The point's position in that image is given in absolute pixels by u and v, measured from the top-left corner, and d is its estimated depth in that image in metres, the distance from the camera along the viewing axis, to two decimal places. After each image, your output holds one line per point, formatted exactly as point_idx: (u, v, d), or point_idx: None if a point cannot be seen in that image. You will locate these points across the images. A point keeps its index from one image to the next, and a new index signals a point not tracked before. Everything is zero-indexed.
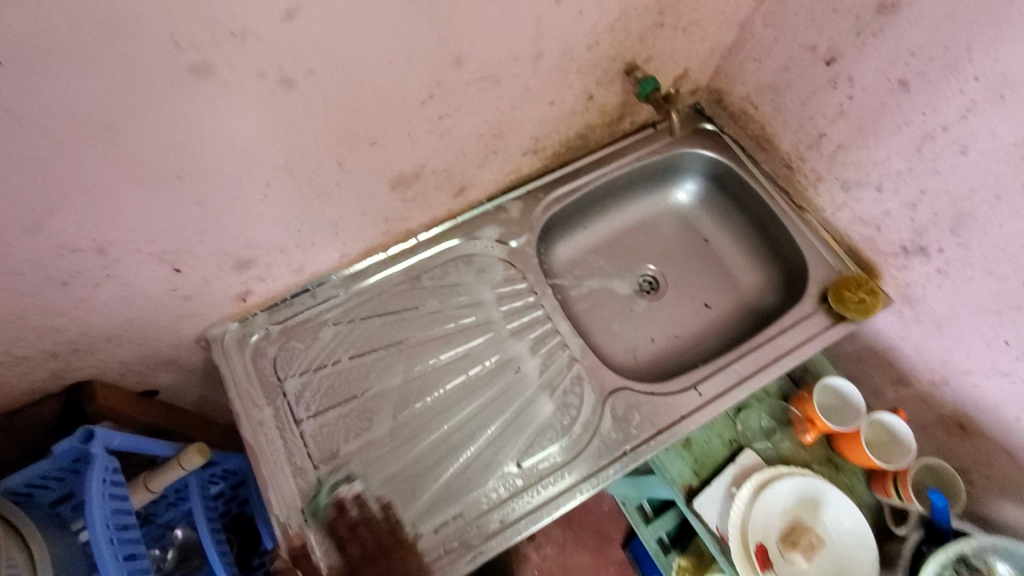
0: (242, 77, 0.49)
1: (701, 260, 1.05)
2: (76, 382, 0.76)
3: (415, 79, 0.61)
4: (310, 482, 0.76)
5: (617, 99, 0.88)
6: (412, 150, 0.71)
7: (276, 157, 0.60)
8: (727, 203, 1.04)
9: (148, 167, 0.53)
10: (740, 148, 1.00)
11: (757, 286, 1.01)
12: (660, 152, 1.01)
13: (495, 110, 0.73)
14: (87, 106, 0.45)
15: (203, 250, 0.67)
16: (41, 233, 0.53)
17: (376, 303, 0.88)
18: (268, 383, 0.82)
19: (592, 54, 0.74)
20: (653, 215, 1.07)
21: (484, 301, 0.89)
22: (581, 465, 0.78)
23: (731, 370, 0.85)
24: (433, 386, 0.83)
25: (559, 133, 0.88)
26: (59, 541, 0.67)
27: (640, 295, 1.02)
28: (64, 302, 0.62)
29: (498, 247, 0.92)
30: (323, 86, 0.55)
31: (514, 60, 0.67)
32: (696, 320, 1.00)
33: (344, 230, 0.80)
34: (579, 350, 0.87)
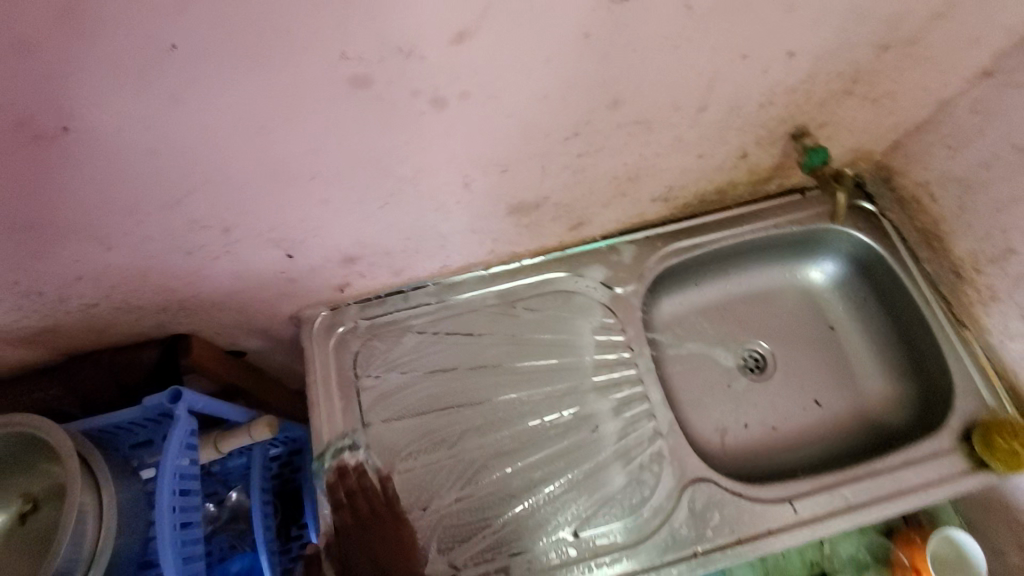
0: (395, 93, 0.47)
1: (822, 350, 0.93)
2: (177, 333, 0.80)
3: (566, 115, 0.56)
4: (364, 489, 0.76)
5: (771, 161, 0.78)
6: (541, 181, 0.67)
7: (407, 170, 0.58)
8: (867, 293, 0.91)
9: (288, 166, 0.52)
10: (901, 238, 0.87)
11: (883, 396, 0.88)
12: (802, 223, 0.90)
13: (638, 155, 0.67)
14: (246, 104, 0.44)
15: (317, 242, 0.67)
16: (180, 209, 0.54)
17: (465, 321, 0.85)
18: (346, 377, 0.82)
19: (761, 113, 0.66)
20: (776, 288, 0.97)
21: (575, 345, 0.83)
22: (640, 555, 0.71)
23: (837, 493, 0.74)
24: (504, 423, 0.79)
25: (697, 186, 0.80)
26: (130, 488, 0.69)
27: (742, 372, 0.92)
28: (183, 269, 0.64)
29: (601, 289, 0.86)
30: (471, 112, 0.52)
31: (675, 109, 0.60)
32: (801, 416, 0.89)
33: (452, 244, 0.77)
34: (666, 424, 0.79)
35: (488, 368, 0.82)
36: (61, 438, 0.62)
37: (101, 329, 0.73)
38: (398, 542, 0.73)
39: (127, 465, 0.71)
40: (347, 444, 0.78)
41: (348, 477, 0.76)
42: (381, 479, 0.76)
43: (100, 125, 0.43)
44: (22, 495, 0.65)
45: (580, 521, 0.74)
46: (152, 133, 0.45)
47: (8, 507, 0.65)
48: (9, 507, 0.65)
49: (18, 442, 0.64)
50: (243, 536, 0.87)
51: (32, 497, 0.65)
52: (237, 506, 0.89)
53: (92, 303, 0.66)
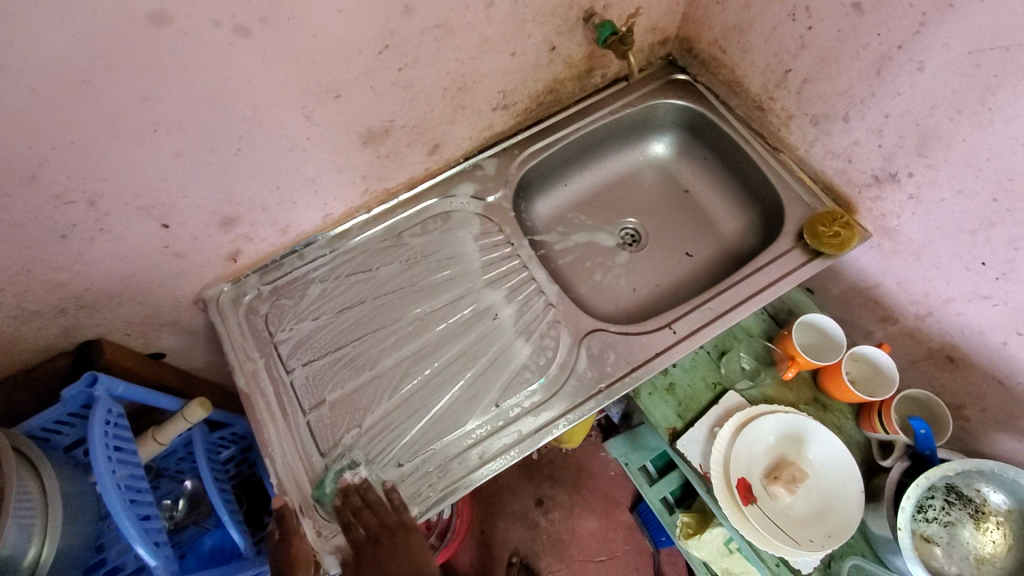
0: (198, 25, 0.54)
1: (682, 211, 1.06)
2: (85, 340, 0.82)
3: (368, 28, 0.65)
4: (301, 425, 0.81)
5: (582, 51, 0.90)
6: (377, 104, 0.75)
7: (244, 108, 0.65)
8: (705, 154, 1.05)
9: (127, 120, 0.58)
10: (714, 95, 1.01)
11: (738, 232, 1.01)
12: (634, 104, 1.02)
13: (455, 61, 0.77)
14: (63, 57, 0.50)
15: (189, 204, 0.72)
16: (37, 183, 0.58)
17: (359, 261, 0.92)
18: (261, 338, 0.87)
19: (547, 1, 0.77)
20: (633, 169, 1.09)
21: (463, 255, 0.92)
22: (557, 403, 0.81)
23: (706, 308, 0.86)
24: (414, 336, 0.87)
25: (527, 87, 0.91)
26: (73, 478, 0.73)
27: (622, 247, 1.04)
28: (65, 256, 0.68)
29: (473, 202, 0.95)
30: (277, 35, 0.59)
31: (465, 8, 0.70)
32: (678, 268, 1.01)
33: (324, 188, 0.84)
34: (556, 296, 0.89)
35: (389, 294, 0.90)
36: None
37: (6, 348, 0.76)
38: (405, 554, 0.73)
39: (65, 460, 0.74)
40: (277, 393, 0.83)
41: (283, 420, 0.81)
42: (314, 413, 0.82)
43: None
44: None
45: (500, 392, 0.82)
46: None
47: None
48: None
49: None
50: (206, 517, 0.93)
51: None
52: (193, 493, 0.94)
53: None
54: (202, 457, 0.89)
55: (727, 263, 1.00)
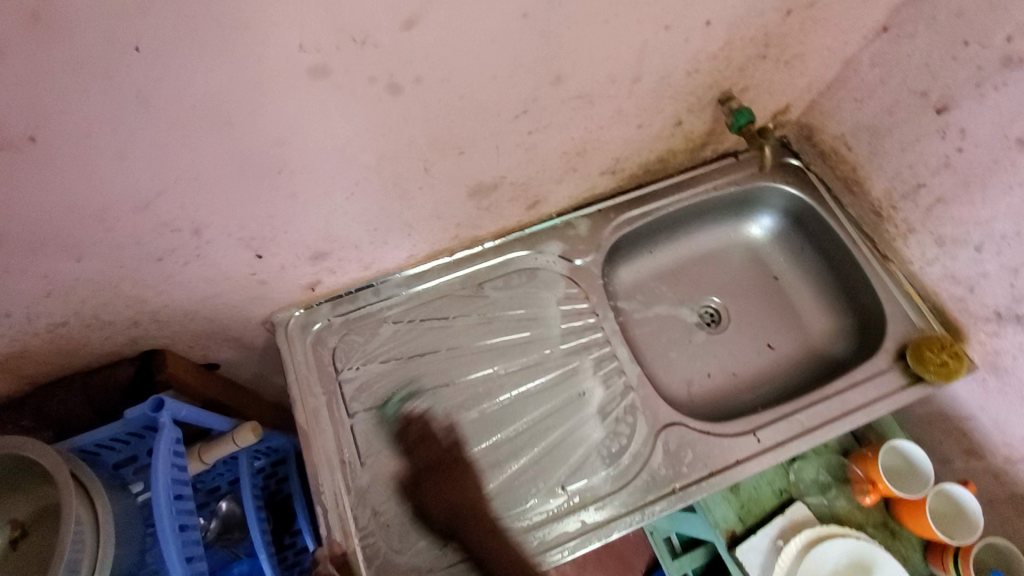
0: (355, 82, 0.50)
1: (768, 299, 1.01)
2: (149, 349, 0.80)
3: (515, 94, 0.61)
4: (357, 478, 0.77)
5: (705, 127, 0.85)
6: (496, 161, 0.71)
7: (369, 158, 0.61)
8: (803, 245, 1.00)
9: (255, 161, 0.55)
10: (826, 188, 0.96)
11: (826, 333, 0.97)
12: (739, 184, 0.97)
13: (584, 129, 0.72)
14: (213, 100, 0.46)
15: (287, 238, 0.69)
16: (149, 212, 0.55)
17: (436, 306, 0.88)
18: (326, 372, 0.84)
19: (690, 81, 0.72)
20: (724, 246, 1.04)
21: (544, 317, 0.88)
22: (626, 498, 0.76)
23: (794, 420, 0.82)
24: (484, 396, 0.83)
25: (641, 156, 0.86)
26: (121, 502, 0.69)
27: (700, 326, 1.00)
28: (155, 276, 0.65)
29: (561, 262, 0.91)
30: (425, 95, 0.55)
31: (612, 81, 0.66)
32: (757, 360, 0.96)
33: (417, 232, 0.80)
34: (636, 379, 0.84)
35: (463, 345, 0.86)
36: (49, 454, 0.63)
37: (72, 351, 0.73)
38: (464, 480, 0.74)
39: (116, 481, 0.71)
40: (335, 437, 0.80)
41: (339, 466, 0.78)
42: (372, 464, 0.78)
43: (66, 131, 0.44)
44: (8, 522, 0.64)
45: (426, 433, 0.79)
46: (120, 135, 0.46)
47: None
48: None
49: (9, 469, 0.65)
50: (238, 544, 0.89)
51: (21, 522, 0.65)
52: (227, 515, 0.90)
53: (61, 322, 0.66)
54: (245, 482, 0.86)
55: (812, 363, 0.95)
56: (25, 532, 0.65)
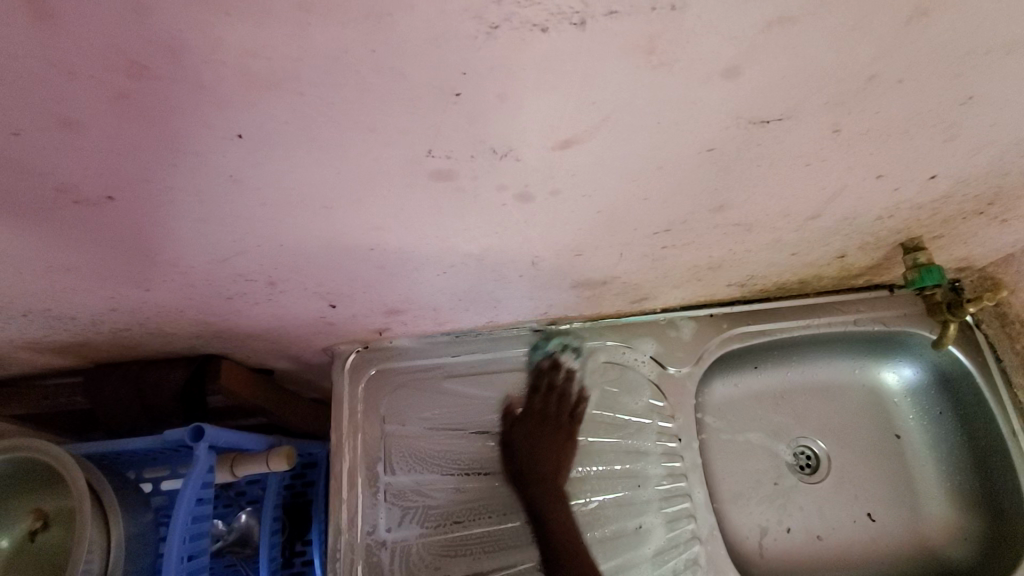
0: (480, 187, 0.41)
1: (882, 459, 0.84)
2: (206, 354, 0.77)
3: (663, 215, 0.50)
4: (379, 552, 0.72)
5: (871, 262, 0.70)
6: (614, 264, 0.61)
7: (475, 248, 0.53)
8: (943, 409, 0.83)
9: (347, 237, 0.47)
10: (995, 356, 0.79)
11: (943, 524, 0.81)
12: (889, 323, 0.81)
13: (728, 250, 0.60)
14: (310, 185, 0.39)
15: (365, 296, 0.62)
16: (226, 264, 0.49)
17: (539, 377, 0.79)
18: (372, 421, 0.78)
19: (877, 224, 0.58)
20: (845, 383, 0.88)
21: (621, 426, 0.77)
22: None
23: None
24: (554, 499, 0.72)
25: (781, 276, 0.72)
26: (139, 519, 0.66)
27: (792, 470, 0.84)
28: (223, 308, 0.60)
29: (651, 365, 0.80)
30: (558, 206, 0.46)
31: (784, 216, 0.53)
32: (851, 530, 0.81)
33: (504, 306, 0.71)
34: (706, 529, 0.73)
35: (549, 432, 0.76)
36: (62, 455, 0.60)
37: (132, 346, 0.70)
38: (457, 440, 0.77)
39: (138, 495, 0.68)
40: (365, 499, 0.74)
41: (360, 532, 0.73)
42: (396, 540, 0.72)
43: (143, 195, 0.38)
44: (33, 511, 0.64)
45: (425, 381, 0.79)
46: (205, 204, 0.40)
47: (19, 522, 0.64)
48: (18, 523, 0.64)
49: (28, 464, 0.64)
50: (247, 560, 0.85)
51: (44, 513, 0.64)
52: (245, 529, 0.86)
53: (124, 327, 0.63)
54: (270, 501, 0.83)
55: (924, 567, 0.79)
56: (46, 524, 0.64)
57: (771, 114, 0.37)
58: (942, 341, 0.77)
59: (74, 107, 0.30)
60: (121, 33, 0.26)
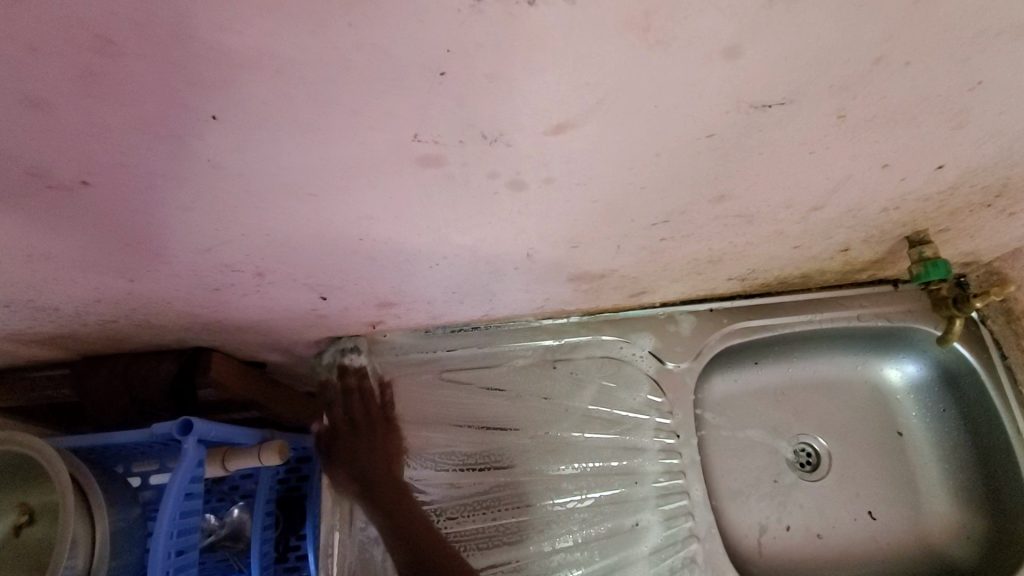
0: (471, 174, 0.40)
1: (884, 456, 0.83)
2: (196, 347, 0.75)
3: (660, 205, 0.48)
4: (371, 548, 0.71)
5: (874, 256, 0.69)
6: (611, 257, 0.59)
7: (467, 239, 0.51)
8: (946, 407, 0.82)
9: (334, 226, 0.46)
10: (1000, 353, 0.78)
11: (944, 523, 0.80)
12: (892, 319, 0.80)
13: (728, 243, 0.59)
14: (293, 171, 0.37)
15: (356, 288, 0.61)
16: (210, 254, 0.48)
17: (334, 377, 0.76)
18: (366, 416, 0.76)
19: (882, 216, 0.56)
20: (847, 379, 0.86)
21: (618, 421, 0.76)
22: None
23: None
24: (413, 514, 0.71)
25: (782, 270, 0.71)
26: (126, 514, 0.65)
27: (792, 467, 0.83)
28: (211, 300, 0.59)
29: (649, 360, 0.78)
30: (552, 195, 0.44)
31: (786, 207, 0.51)
32: (851, 528, 0.80)
33: (499, 299, 0.70)
34: (703, 527, 0.72)
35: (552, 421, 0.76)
36: (44, 448, 0.59)
37: (121, 339, 0.69)
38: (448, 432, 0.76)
39: (127, 490, 0.67)
40: (358, 494, 0.73)
41: (352, 528, 0.71)
42: None
43: (119, 180, 0.37)
44: (17, 506, 0.63)
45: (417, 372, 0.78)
46: (185, 190, 0.38)
47: (3, 518, 0.62)
48: (3, 519, 0.63)
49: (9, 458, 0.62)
50: (240, 555, 0.85)
51: (29, 508, 0.63)
52: (238, 523, 0.85)
53: (111, 319, 0.62)
54: (261, 495, 0.82)
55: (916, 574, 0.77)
56: (32, 518, 0.63)
57: (773, 98, 0.35)
58: (946, 337, 0.75)
59: (40, 86, 0.29)
60: (81, 2, 0.24)
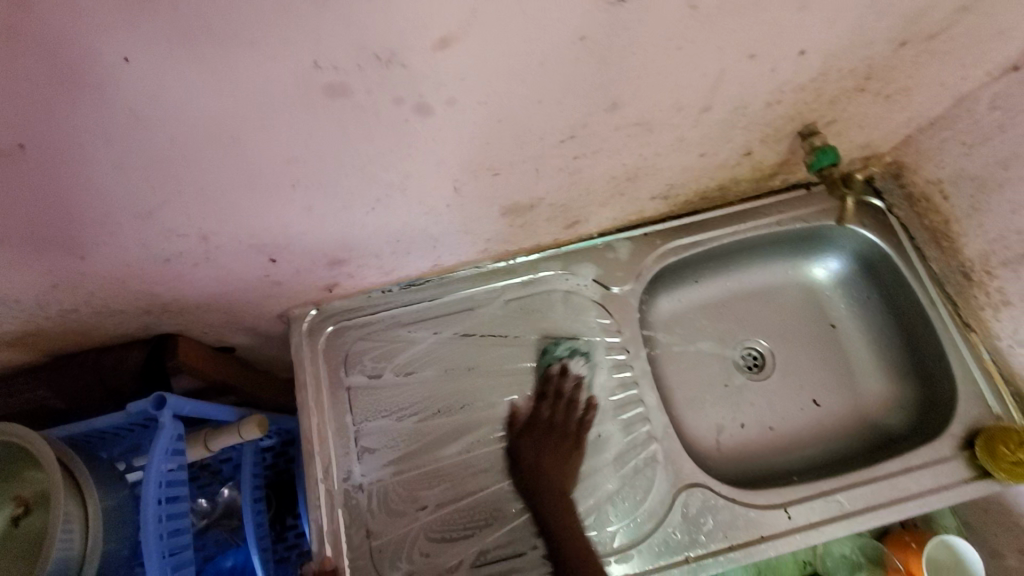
0: (377, 102, 0.44)
1: (821, 348, 0.90)
2: (162, 334, 0.78)
3: (561, 119, 0.53)
4: (356, 495, 0.75)
5: (777, 158, 0.75)
6: (535, 184, 0.64)
7: (393, 176, 0.55)
8: (870, 295, 0.89)
9: (264, 174, 0.49)
10: (909, 237, 0.84)
11: (881, 397, 0.87)
12: (808, 220, 0.86)
13: (637, 156, 0.64)
14: (209, 116, 0.41)
15: (301, 247, 0.64)
16: (152, 219, 0.51)
17: (429, 307, 0.83)
18: (335, 377, 0.80)
19: (768, 112, 0.62)
20: (779, 284, 0.93)
21: (573, 347, 0.81)
22: (637, 559, 0.71)
23: (833, 500, 0.73)
24: (478, 406, 0.79)
25: (699, 183, 0.77)
26: (119, 494, 0.68)
27: (739, 369, 0.90)
28: (163, 275, 0.62)
29: (594, 287, 0.84)
30: (458, 117, 0.49)
31: (677, 110, 0.57)
32: (798, 416, 0.87)
33: (443, 245, 0.74)
34: (661, 429, 0.78)
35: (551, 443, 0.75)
36: (28, 434, 0.61)
37: (86, 332, 0.72)
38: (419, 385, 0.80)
39: (113, 471, 0.71)
40: (336, 448, 0.77)
41: (336, 480, 0.75)
42: (372, 482, 0.75)
43: (53, 141, 0.40)
44: (13, 498, 0.65)
45: (385, 335, 0.82)
46: (115, 147, 0.42)
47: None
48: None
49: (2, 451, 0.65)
50: (236, 531, 0.88)
51: (24, 499, 0.65)
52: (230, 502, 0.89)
53: (72, 308, 0.64)
54: (248, 472, 0.86)
55: (880, 544, 0.82)
56: (28, 510, 0.65)
57: None
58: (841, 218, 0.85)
59: None
60: None
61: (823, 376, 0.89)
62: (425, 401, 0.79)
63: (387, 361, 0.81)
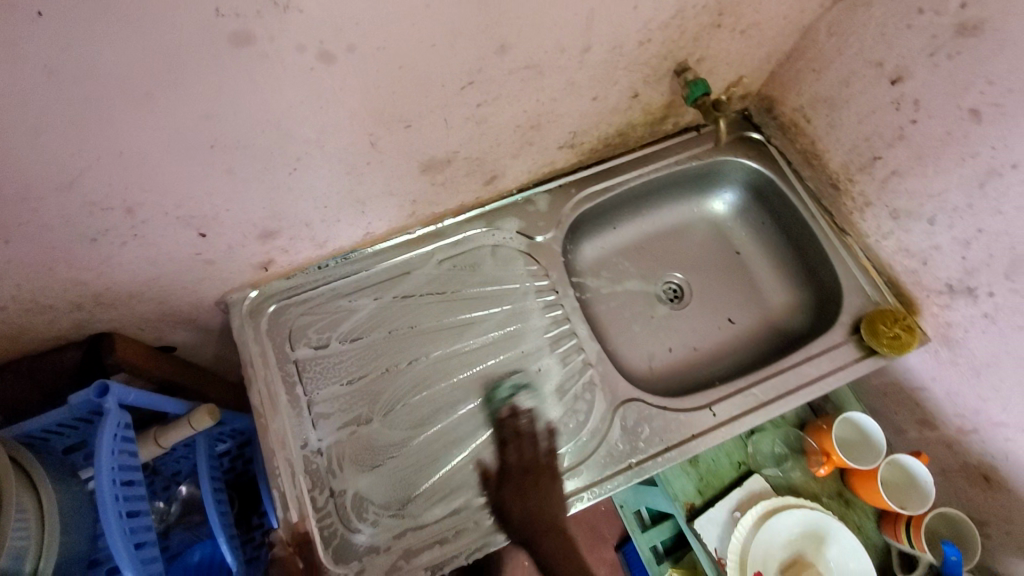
0: (282, 50, 0.49)
1: (729, 273, 1.00)
2: (98, 333, 0.76)
3: (457, 64, 0.59)
4: (314, 459, 0.76)
5: (662, 100, 0.84)
6: (446, 135, 0.69)
7: (309, 131, 0.59)
8: (764, 219, 1.00)
9: (183, 134, 0.52)
10: (786, 161, 0.95)
11: (785, 306, 0.97)
12: (701, 158, 0.96)
13: (535, 101, 0.70)
14: (124, 71, 0.44)
15: (229, 218, 0.67)
16: (74, 190, 0.53)
17: (366, 276, 0.86)
18: (281, 353, 0.82)
19: (642, 51, 0.71)
20: (687, 221, 1.03)
21: (506, 295, 0.87)
22: (586, 472, 0.77)
23: (749, 394, 0.82)
24: (423, 360, 0.83)
25: (600, 129, 0.85)
26: (70, 489, 0.68)
27: (662, 301, 0.98)
28: (91, 258, 0.63)
29: (519, 239, 0.90)
30: (361, 64, 0.54)
31: (560, 51, 0.64)
32: (717, 334, 0.96)
33: (371, 209, 0.78)
34: (595, 356, 0.85)
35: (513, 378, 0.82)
36: None
37: (15, 335, 0.71)
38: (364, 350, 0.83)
39: (61, 469, 0.70)
40: (289, 419, 0.78)
41: (294, 448, 0.77)
42: (329, 445, 0.77)
43: None
44: None
45: (326, 307, 0.85)
46: (32, 109, 0.44)
47: None
48: None
49: None
50: (198, 526, 0.88)
51: None
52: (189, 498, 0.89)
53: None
54: (203, 464, 0.85)
55: (800, 432, 0.93)
56: None
57: None
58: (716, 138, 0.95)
59: None
60: None
61: (734, 296, 0.99)
62: (372, 363, 0.82)
63: (331, 331, 0.84)
